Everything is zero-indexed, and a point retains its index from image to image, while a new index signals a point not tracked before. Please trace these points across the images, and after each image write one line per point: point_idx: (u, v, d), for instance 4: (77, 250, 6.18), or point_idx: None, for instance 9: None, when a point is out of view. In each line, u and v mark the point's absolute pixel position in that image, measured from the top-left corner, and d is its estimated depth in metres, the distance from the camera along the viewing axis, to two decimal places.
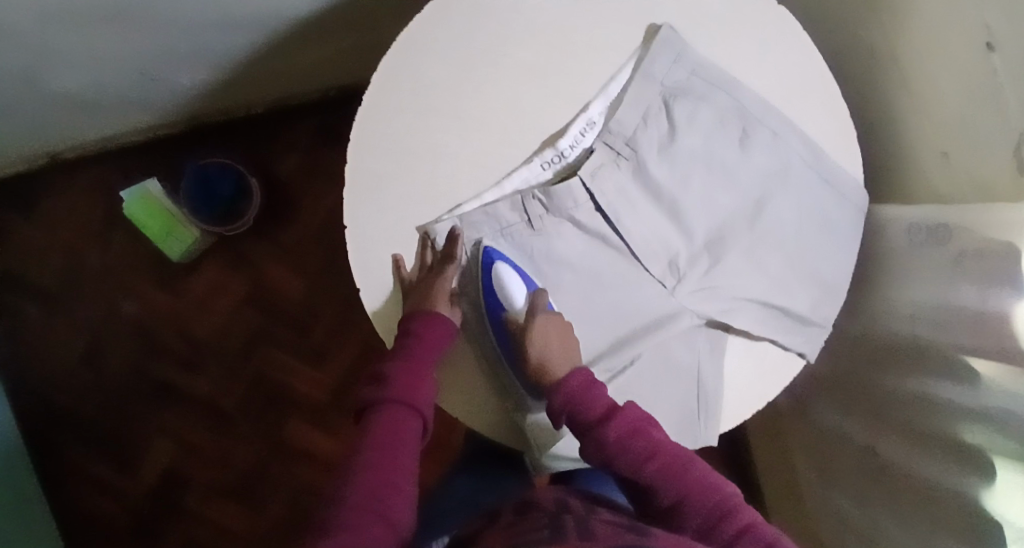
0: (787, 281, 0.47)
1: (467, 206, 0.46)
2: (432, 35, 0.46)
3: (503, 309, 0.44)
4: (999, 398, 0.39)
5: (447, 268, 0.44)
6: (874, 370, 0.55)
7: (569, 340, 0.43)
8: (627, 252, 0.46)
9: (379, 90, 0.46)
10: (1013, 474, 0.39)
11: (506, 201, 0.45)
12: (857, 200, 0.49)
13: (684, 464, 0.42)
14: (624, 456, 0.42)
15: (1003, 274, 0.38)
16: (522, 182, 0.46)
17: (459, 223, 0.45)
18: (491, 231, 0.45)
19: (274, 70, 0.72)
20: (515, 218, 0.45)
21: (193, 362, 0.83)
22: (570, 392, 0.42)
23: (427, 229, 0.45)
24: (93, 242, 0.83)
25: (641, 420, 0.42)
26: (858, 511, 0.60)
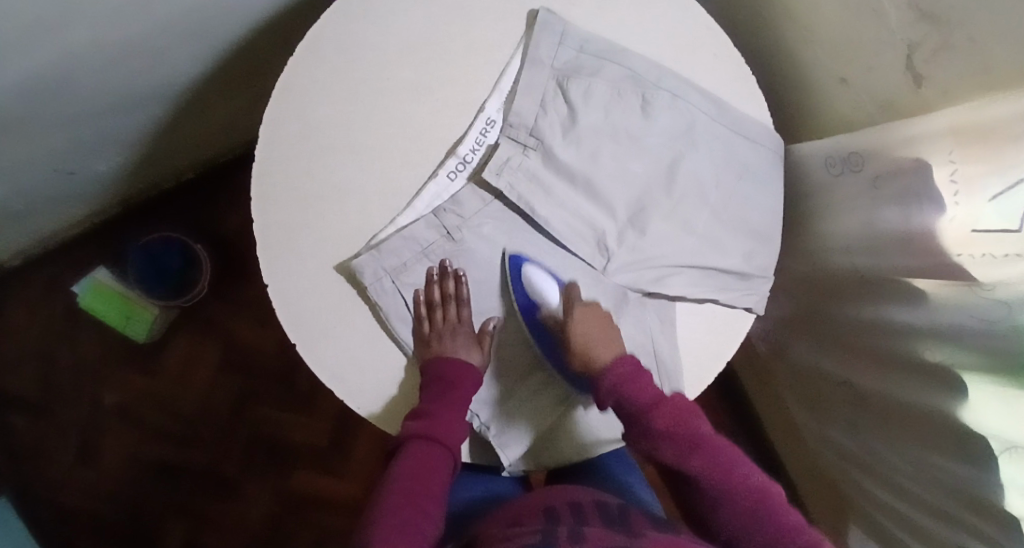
0: (717, 238, 0.47)
1: (382, 234, 0.45)
2: (308, 76, 0.46)
3: (537, 307, 0.44)
4: (949, 312, 0.39)
5: (456, 307, 0.44)
6: (829, 305, 0.54)
7: (610, 327, 0.44)
8: (549, 239, 0.46)
9: (269, 144, 0.45)
10: (981, 385, 0.39)
11: (419, 221, 0.44)
12: (770, 143, 0.48)
13: (729, 464, 0.44)
14: (669, 445, 0.43)
15: (923, 189, 0.38)
16: (434, 196, 0.45)
17: (378, 252, 0.44)
18: (412, 254, 0.44)
19: (190, 134, 0.72)
20: (432, 236, 0.44)
21: (184, 436, 0.83)
22: (619, 377, 0.43)
23: (347, 265, 0.44)
24: (60, 342, 0.83)
25: (686, 411, 0.44)
26: (853, 442, 0.60)
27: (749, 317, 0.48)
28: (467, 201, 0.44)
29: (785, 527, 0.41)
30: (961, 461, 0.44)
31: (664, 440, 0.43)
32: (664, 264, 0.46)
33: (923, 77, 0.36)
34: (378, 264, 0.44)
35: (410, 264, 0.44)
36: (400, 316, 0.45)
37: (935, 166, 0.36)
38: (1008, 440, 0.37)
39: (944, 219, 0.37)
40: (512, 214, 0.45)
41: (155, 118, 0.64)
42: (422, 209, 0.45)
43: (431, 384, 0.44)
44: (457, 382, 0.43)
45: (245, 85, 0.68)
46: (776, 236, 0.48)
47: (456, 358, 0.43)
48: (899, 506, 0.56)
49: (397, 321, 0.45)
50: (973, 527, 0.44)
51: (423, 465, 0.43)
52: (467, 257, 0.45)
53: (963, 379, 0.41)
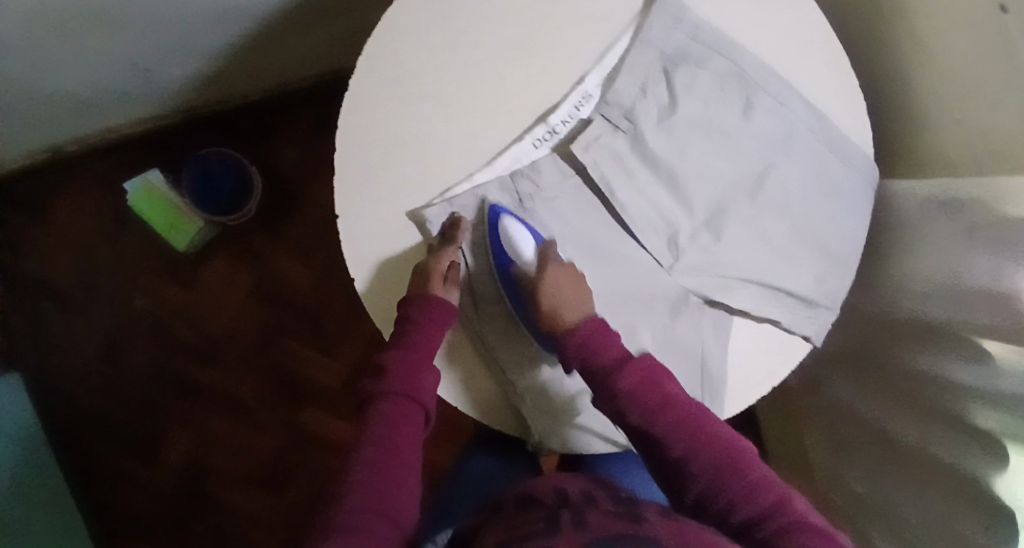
0: (791, 253, 0.46)
1: (458, 189, 0.44)
2: (414, 16, 0.45)
3: (512, 262, 0.42)
4: (1012, 380, 0.38)
5: (447, 249, 0.42)
6: (886, 346, 0.53)
7: (580, 285, 0.42)
8: (621, 225, 0.45)
9: (364, 77, 0.45)
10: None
11: (495, 182, 0.44)
12: (866, 171, 0.47)
13: (697, 419, 0.40)
14: (636, 405, 0.41)
15: (1017, 247, 0.36)
16: (515, 159, 0.45)
17: (450, 206, 0.43)
18: (482, 213, 0.44)
19: (267, 56, 0.71)
20: (504, 199, 0.44)
21: (204, 351, 0.84)
22: (582, 338, 0.41)
23: (418, 214, 0.44)
24: (101, 237, 0.84)
25: (653, 370, 0.41)
26: (867, 489, 0.60)
27: (805, 346, 0.47)
28: (544, 171, 0.44)
29: (737, 467, 0.39)
30: (977, 528, 0.43)
31: (631, 400, 0.41)
32: (731, 272, 0.45)
33: None
34: (448, 215, 0.43)
35: (478, 223, 0.44)
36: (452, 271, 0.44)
37: None
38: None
39: None
40: (589, 194, 0.45)
41: (238, 33, 0.63)
42: (501, 169, 0.45)
43: (404, 334, 0.42)
44: (434, 329, 0.41)
45: (329, 18, 0.67)
46: (850, 266, 0.47)
47: (439, 298, 0.41)
48: None
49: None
50: None
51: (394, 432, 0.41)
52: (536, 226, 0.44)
53: (1007, 450, 0.40)
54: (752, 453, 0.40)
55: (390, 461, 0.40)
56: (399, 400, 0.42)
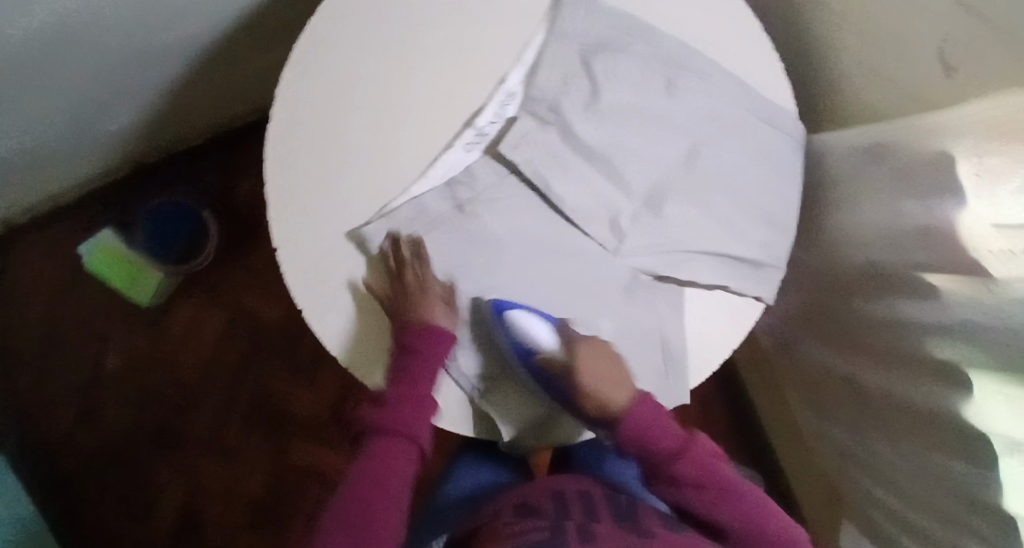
0: (735, 224, 0.47)
1: (394, 203, 0.44)
2: (330, 40, 0.45)
3: (533, 353, 0.42)
4: (960, 310, 0.39)
5: (428, 275, 0.42)
6: (839, 299, 0.54)
7: (623, 381, 0.43)
8: (563, 217, 0.45)
9: (287, 107, 0.44)
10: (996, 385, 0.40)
11: (433, 192, 0.44)
12: (794, 134, 0.48)
13: (689, 447, 0.44)
14: (642, 443, 0.44)
15: (943, 184, 0.37)
16: (450, 167, 0.45)
17: (389, 222, 0.43)
18: (421, 225, 0.43)
19: (205, 95, 0.71)
20: (443, 207, 0.44)
21: (185, 400, 0.84)
22: (638, 416, 0.43)
23: (359, 235, 0.43)
24: (65, 301, 0.83)
25: (656, 409, 0.44)
26: (853, 439, 0.61)
27: (759, 306, 0.47)
28: (480, 174, 0.44)
29: (720, 491, 0.44)
30: (968, 463, 0.46)
31: (638, 440, 0.43)
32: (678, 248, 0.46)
33: (958, 70, 0.36)
34: (387, 233, 0.43)
35: (420, 234, 0.43)
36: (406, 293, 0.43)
37: (959, 163, 0.36)
38: (1014, 439, 0.40)
39: (963, 213, 0.37)
40: (527, 191, 0.45)
41: (172, 78, 0.63)
42: (437, 179, 0.45)
43: (399, 358, 0.42)
44: (425, 360, 0.41)
45: (258, 51, 0.67)
46: (792, 229, 0.48)
47: (438, 329, 0.42)
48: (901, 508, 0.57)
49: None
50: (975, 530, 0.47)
51: (386, 468, 0.42)
52: (481, 229, 0.44)
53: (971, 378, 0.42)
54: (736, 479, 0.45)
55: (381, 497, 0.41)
56: (388, 431, 0.42)
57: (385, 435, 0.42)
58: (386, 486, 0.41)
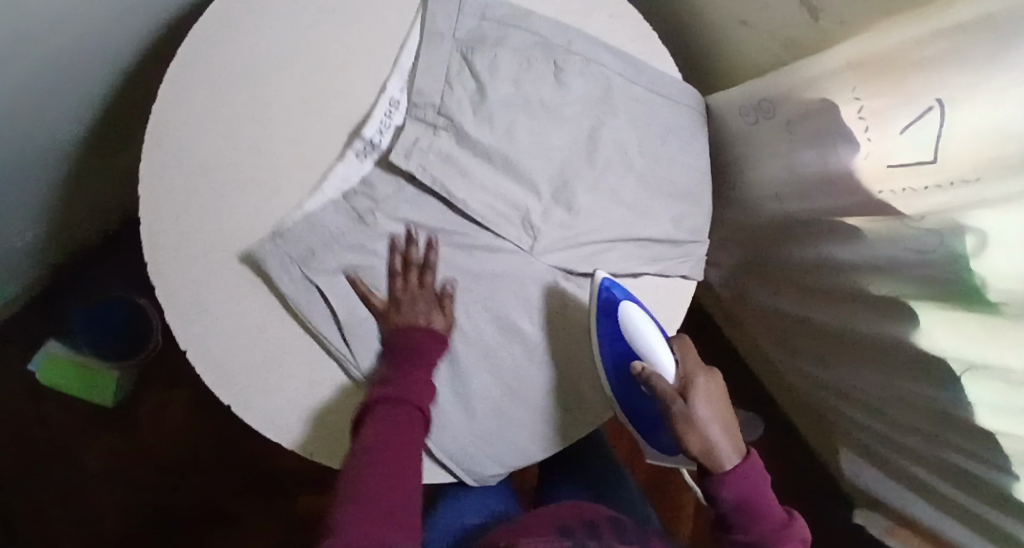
0: (647, 202, 0.45)
1: (289, 222, 0.41)
2: (183, 116, 0.42)
3: (638, 358, 0.42)
4: (887, 246, 0.38)
5: (425, 275, 0.41)
6: (774, 247, 0.52)
7: (728, 406, 0.42)
8: (473, 222, 0.43)
9: (153, 202, 0.41)
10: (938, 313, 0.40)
11: (329, 207, 0.41)
12: (688, 100, 0.47)
13: (772, 514, 0.40)
14: (728, 502, 0.40)
15: (833, 131, 0.36)
16: (344, 178, 0.43)
17: (285, 243, 0.40)
18: (318, 241, 0.40)
19: (116, 180, 0.69)
20: (343, 221, 0.41)
21: (178, 485, 0.82)
22: (735, 477, 0.40)
23: (257, 258, 0.40)
24: (28, 422, 0.80)
25: (751, 473, 0.40)
26: (824, 373, 0.60)
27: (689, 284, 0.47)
28: (380, 185, 0.42)
29: None
30: (931, 385, 0.46)
31: (728, 500, 0.40)
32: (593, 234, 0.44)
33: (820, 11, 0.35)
34: (280, 252, 0.40)
35: (318, 252, 0.40)
36: (316, 311, 0.40)
37: (841, 105, 0.35)
38: (965, 360, 0.40)
39: (859, 157, 0.35)
40: (428, 199, 0.42)
41: (74, 176, 0.61)
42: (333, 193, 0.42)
43: (399, 350, 0.39)
44: (425, 355, 0.39)
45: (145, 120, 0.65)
46: (705, 196, 0.47)
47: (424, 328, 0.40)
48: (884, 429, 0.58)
49: (316, 321, 0.40)
50: (959, 445, 0.48)
51: (399, 441, 0.38)
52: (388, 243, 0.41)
53: (915, 308, 0.41)
54: None
55: (394, 471, 0.37)
56: (393, 408, 0.38)
57: (384, 412, 0.38)
58: (402, 459, 0.37)
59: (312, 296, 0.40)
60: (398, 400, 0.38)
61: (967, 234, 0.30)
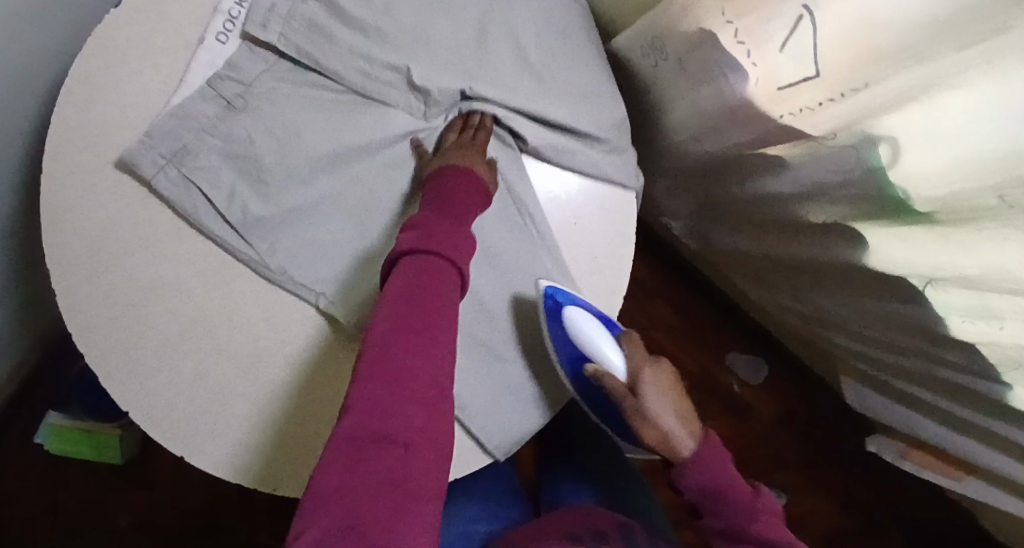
0: (540, 91, 0.45)
1: (160, 116, 0.42)
2: (78, 161, 0.41)
3: (590, 362, 0.42)
4: (809, 170, 0.36)
5: (478, 133, 0.43)
6: (712, 188, 0.50)
7: (680, 393, 0.44)
8: (355, 94, 0.43)
9: (68, 268, 0.40)
10: (875, 228, 0.37)
11: (195, 95, 0.42)
12: (578, 25, 0.49)
13: (748, 497, 0.40)
14: (701, 488, 0.41)
15: (715, 61, 0.34)
16: (208, 64, 0.44)
17: (150, 136, 0.41)
18: (190, 134, 0.41)
19: None
20: (213, 108, 0.42)
21: (205, 531, 0.82)
22: (698, 460, 0.41)
23: (124, 157, 0.41)
24: (48, 498, 0.80)
25: (718, 457, 0.41)
26: (802, 306, 0.58)
27: (621, 174, 0.46)
28: (244, 65, 0.43)
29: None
30: (901, 303, 0.43)
31: (699, 485, 0.41)
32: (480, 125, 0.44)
33: None
34: (152, 152, 0.40)
35: (190, 145, 0.41)
36: (197, 203, 0.41)
37: (716, 33, 0.32)
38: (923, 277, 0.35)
39: (749, 84, 0.33)
40: (304, 72, 0.43)
41: (34, 254, 0.62)
42: (197, 81, 0.43)
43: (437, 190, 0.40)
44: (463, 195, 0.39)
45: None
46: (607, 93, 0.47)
47: (459, 181, 0.40)
48: (878, 354, 0.55)
49: (207, 219, 0.41)
50: (948, 359, 0.45)
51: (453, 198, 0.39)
52: (259, 120, 0.42)
53: (861, 230, 0.38)
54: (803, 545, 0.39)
55: (421, 324, 0.31)
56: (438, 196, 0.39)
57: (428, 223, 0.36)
58: (431, 298, 0.33)
59: (195, 192, 0.41)
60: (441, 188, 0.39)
61: (879, 143, 0.28)
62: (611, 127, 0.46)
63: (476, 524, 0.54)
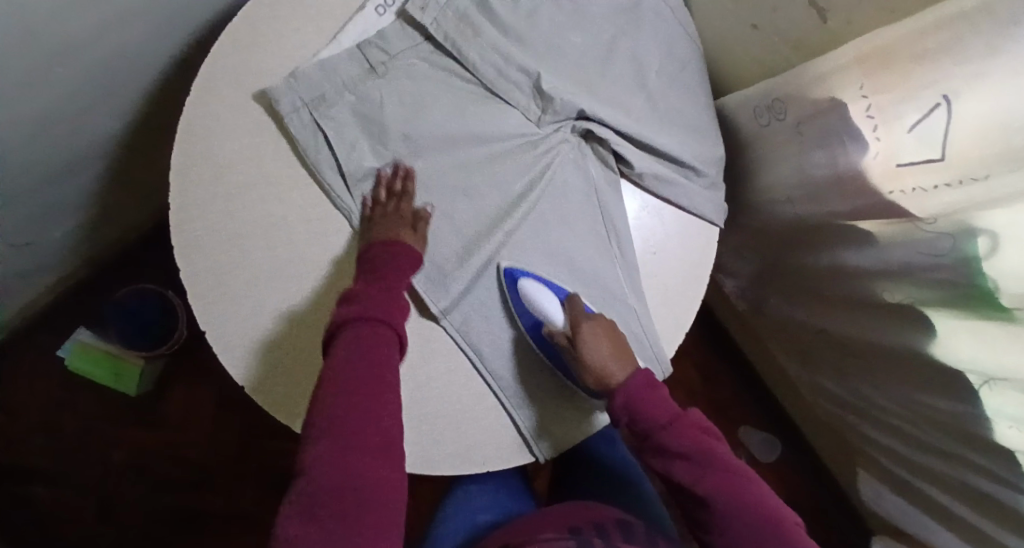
0: (653, 117, 0.47)
1: (302, 66, 0.45)
2: (223, 97, 0.44)
3: (541, 323, 0.43)
4: (898, 250, 0.38)
5: (403, 202, 0.43)
6: (787, 252, 0.52)
7: (619, 339, 0.43)
8: (483, 88, 0.46)
9: (189, 188, 0.43)
10: (949, 318, 0.39)
11: (343, 54, 0.45)
12: (696, 68, 0.50)
13: (732, 468, 0.39)
14: (682, 460, 0.39)
15: (840, 131, 0.37)
16: (361, 32, 0.47)
17: (294, 80, 0.44)
18: (331, 86, 0.44)
19: (151, 177, 0.72)
20: (356, 68, 0.45)
21: (199, 480, 0.82)
22: (632, 394, 0.41)
23: (266, 92, 0.44)
24: (58, 412, 0.81)
25: (701, 425, 0.41)
26: (841, 387, 0.59)
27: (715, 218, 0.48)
28: (392, 38, 0.46)
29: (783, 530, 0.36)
30: (948, 399, 0.44)
31: (679, 455, 0.39)
32: (589, 142, 0.47)
33: (826, 10, 0.36)
34: (293, 93, 0.43)
35: (329, 95, 0.44)
36: (320, 151, 0.43)
37: (849, 102, 0.35)
38: (984, 373, 0.38)
39: (869, 157, 0.35)
40: (441, 56, 0.46)
41: (105, 171, 0.63)
42: (348, 43, 0.46)
43: (365, 268, 0.40)
44: (401, 264, 0.40)
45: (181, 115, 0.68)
46: (716, 139, 0.49)
47: (403, 243, 0.41)
48: (908, 451, 0.56)
49: (323, 166, 0.43)
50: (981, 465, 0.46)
51: (389, 269, 0.39)
52: (391, 88, 0.45)
53: (931, 316, 0.40)
54: (803, 532, 0.37)
55: (378, 384, 0.34)
56: (377, 261, 0.40)
57: (372, 268, 0.40)
58: (385, 283, 0.39)
59: (321, 137, 0.43)
60: (386, 255, 0.40)
61: (979, 236, 0.30)
62: (709, 165, 0.48)
63: (484, 514, 0.56)
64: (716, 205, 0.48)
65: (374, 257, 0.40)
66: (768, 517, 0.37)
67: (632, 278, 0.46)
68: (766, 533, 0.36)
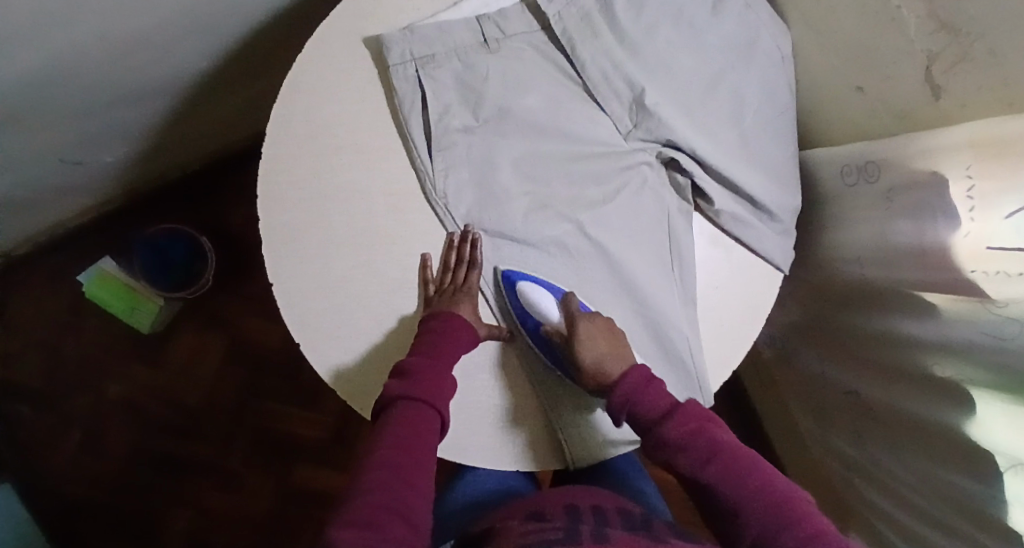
0: (735, 149, 0.48)
1: (419, 23, 0.46)
2: (336, 61, 0.45)
3: (540, 323, 0.43)
4: (959, 327, 0.39)
5: (470, 272, 0.43)
6: (839, 311, 0.55)
7: (617, 338, 0.43)
8: (582, 88, 0.47)
9: (288, 139, 0.44)
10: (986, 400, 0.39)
11: (461, 22, 0.46)
12: (788, 113, 0.51)
13: (735, 455, 0.39)
14: (681, 452, 0.40)
15: (933, 205, 0.39)
16: (482, 4, 0.48)
17: (410, 33, 0.45)
18: (442, 48, 0.45)
19: (212, 120, 0.71)
20: (470, 39, 0.46)
21: (189, 427, 0.80)
22: (628, 390, 0.41)
23: (381, 39, 0.45)
24: (65, 331, 0.80)
25: (702, 417, 0.41)
26: (857, 451, 0.60)
27: (778, 265, 0.49)
28: (511, 19, 0.47)
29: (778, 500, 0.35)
30: (968, 477, 0.44)
31: (676, 447, 0.40)
32: (669, 169, 0.48)
33: (942, 89, 0.38)
34: (406, 46, 0.45)
35: (438, 56, 0.45)
36: (413, 106, 0.44)
37: (952, 181, 0.37)
38: (1016, 457, 0.37)
39: (958, 235, 0.38)
40: (552, 47, 0.47)
41: (167, 105, 0.62)
42: (467, 12, 0.48)
43: (425, 336, 0.41)
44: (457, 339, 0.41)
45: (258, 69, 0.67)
46: (793, 186, 0.50)
47: (462, 317, 0.41)
48: (911, 525, 0.55)
49: (413, 125, 0.44)
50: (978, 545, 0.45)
51: (449, 348, 0.40)
52: (500, 65, 0.46)
53: (971, 396, 0.40)
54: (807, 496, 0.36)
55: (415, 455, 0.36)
56: (436, 334, 0.40)
57: (429, 338, 0.40)
58: (437, 365, 0.39)
59: (420, 95, 0.44)
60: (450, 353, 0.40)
61: None
62: (781, 212, 0.49)
63: None
64: (783, 253, 0.50)
65: (434, 330, 0.40)
66: (758, 490, 0.37)
67: (687, 308, 0.46)
68: (759, 505, 0.36)
